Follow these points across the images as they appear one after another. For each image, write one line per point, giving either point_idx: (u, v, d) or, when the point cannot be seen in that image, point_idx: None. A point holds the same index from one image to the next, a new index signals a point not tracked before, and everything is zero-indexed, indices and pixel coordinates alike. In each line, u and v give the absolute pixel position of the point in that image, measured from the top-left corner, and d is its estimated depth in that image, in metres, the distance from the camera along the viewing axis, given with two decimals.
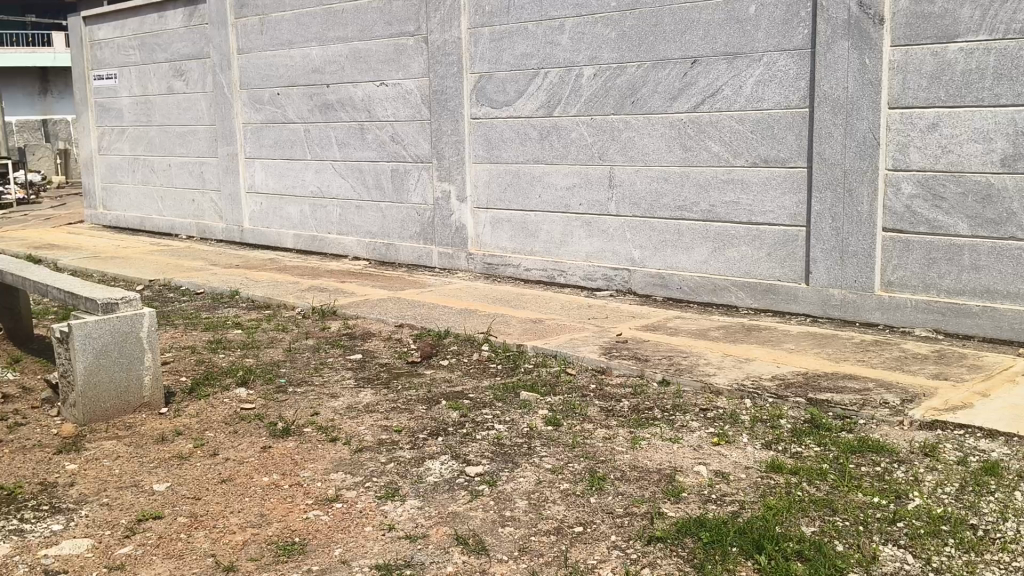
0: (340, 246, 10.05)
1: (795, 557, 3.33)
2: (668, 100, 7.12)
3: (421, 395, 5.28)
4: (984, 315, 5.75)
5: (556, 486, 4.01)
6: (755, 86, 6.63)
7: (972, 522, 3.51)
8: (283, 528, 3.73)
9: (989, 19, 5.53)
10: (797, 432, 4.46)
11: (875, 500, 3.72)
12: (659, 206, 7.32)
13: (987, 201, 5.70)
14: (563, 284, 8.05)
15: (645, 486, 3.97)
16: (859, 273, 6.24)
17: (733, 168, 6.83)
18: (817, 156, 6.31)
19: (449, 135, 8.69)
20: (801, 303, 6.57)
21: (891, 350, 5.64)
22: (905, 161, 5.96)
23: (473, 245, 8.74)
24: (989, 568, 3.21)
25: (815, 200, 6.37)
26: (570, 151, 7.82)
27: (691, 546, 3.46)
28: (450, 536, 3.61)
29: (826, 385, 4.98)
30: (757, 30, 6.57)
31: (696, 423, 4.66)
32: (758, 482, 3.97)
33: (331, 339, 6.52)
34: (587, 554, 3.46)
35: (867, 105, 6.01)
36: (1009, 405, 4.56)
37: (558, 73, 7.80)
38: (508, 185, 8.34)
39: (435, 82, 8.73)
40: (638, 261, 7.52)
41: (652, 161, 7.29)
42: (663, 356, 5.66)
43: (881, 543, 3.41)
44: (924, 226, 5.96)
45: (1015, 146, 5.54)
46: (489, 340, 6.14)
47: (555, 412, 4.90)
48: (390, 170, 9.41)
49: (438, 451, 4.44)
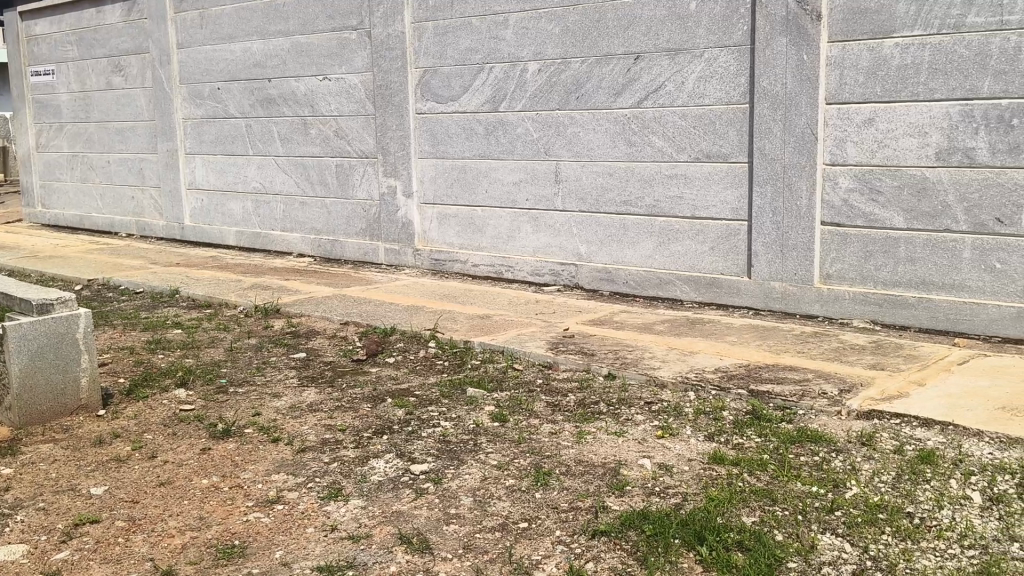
0: (285, 243, 9.94)
1: (736, 547, 3.38)
2: (612, 95, 7.15)
3: (365, 393, 5.25)
4: (920, 306, 5.87)
5: (502, 482, 4.02)
6: (697, 82, 6.68)
7: (908, 510, 3.59)
8: (223, 530, 3.68)
9: (924, 14, 5.62)
10: (739, 423, 4.52)
11: (814, 490, 3.79)
12: (604, 201, 7.36)
13: (922, 194, 5.80)
14: (510, 279, 8.07)
15: (589, 480, 3.99)
16: (799, 266, 6.34)
17: (676, 163, 6.88)
18: (758, 151, 6.39)
19: (394, 131, 8.64)
20: (744, 296, 6.66)
21: (830, 341, 5.74)
22: (842, 155, 6.06)
23: (420, 241, 8.71)
24: (925, 555, 3.29)
25: (756, 194, 6.45)
26: (516, 146, 7.83)
27: (634, 539, 3.49)
28: (394, 535, 3.60)
29: (768, 376, 5.06)
30: (698, 26, 6.63)
31: (641, 416, 4.71)
32: (701, 473, 4.02)
33: (274, 338, 6.46)
34: (531, 549, 3.47)
35: (806, 100, 6.10)
36: (944, 394, 4.66)
37: (503, 69, 7.80)
38: (454, 180, 8.32)
39: (380, 76, 8.67)
40: (585, 256, 7.56)
41: (598, 156, 7.32)
42: (608, 350, 5.69)
43: (819, 532, 3.48)
44: (862, 220, 6.07)
45: (950, 140, 5.64)
46: (435, 337, 6.13)
47: (502, 408, 4.91)
48: (335, 166, 9.32)
49: (383, 450, 4.42)
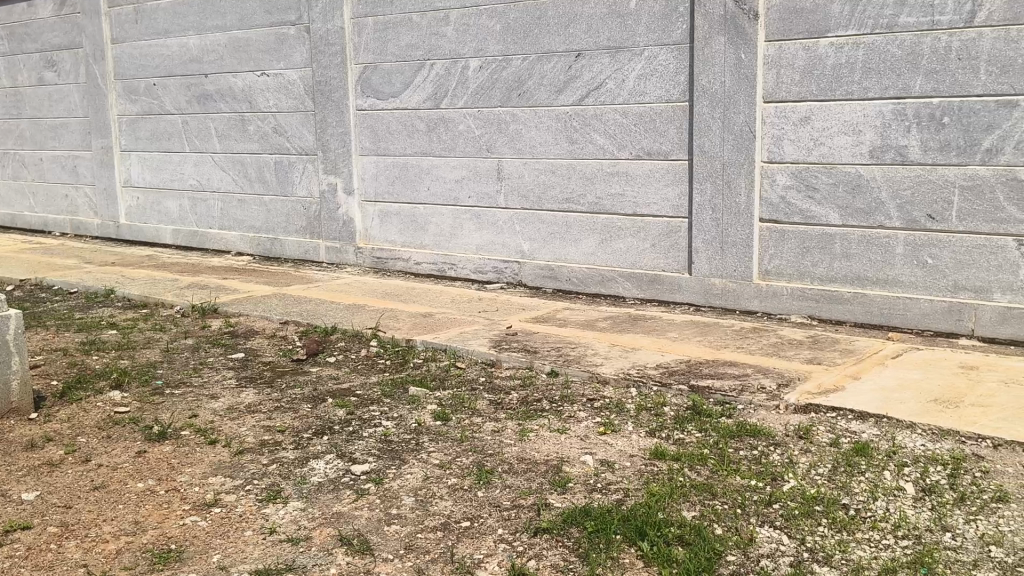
0: (224, 241, 9.78)
1: (677, 542, 3.41)
2: (553, 93, 7.17)
3: (305, 393, 5.18)
4: (855, 301, 5.99)
5: (444, 481, 4.00)
6: (637, 80, 6.73)
7: (844, 502, 3.65)
8: (159, 535, 3.60)
9: (858, 14, 5.72)
10: (680, 418, 4.56)
11: (752, 483, 3.84)
12: (546, 198, 7.37)
13: (857, 191, 5.91)
14: (453, 277, 8.04)
15: (532, 478, 3.99)
16: (738, 262, 6.42)
17: (618, 161, 6.92)
18: (697, 149, 6.45)
19: (334, 128, 8.56)
20: (684, 293, 6.73)
21: (768, 337, 5.82)
22: (780, 153, 6.15)
23: (361, 239, 8.64)
24: (860, 546, 3.35)
25: (696, 191, 6.51)
26: (458, 143, 7.81)
27: (576, 535, 3.50)
28: (334, 537, 3.55)
29: (708, 371, 5.11)
30: (638, 25, 6.67)
31: (583, 413, 4.72)
32: (643, 469, 4.05)
33: (212, 338, 6.34)
34: (473, 548, 3.46)
35: (743, 98, 6.18)
36: (878, 387, 4.76)
37: (444, 65, 7.77)
38: (396, 177, 8.27)
39: (319, 72, 8.57)
40: (528, 253, 7.56)
41: (539, 153, 7.33)
42: (551, 348, 5.70)
43: (757, 525, 3.52)
44: (799, 217, 6.16)
45: (883, 138, 5.75)
46: (377, 335, 6.08)
47: (444, 406, 4.89)
48: (274, 163, 9.19)
49: (323, 450, 4.37)
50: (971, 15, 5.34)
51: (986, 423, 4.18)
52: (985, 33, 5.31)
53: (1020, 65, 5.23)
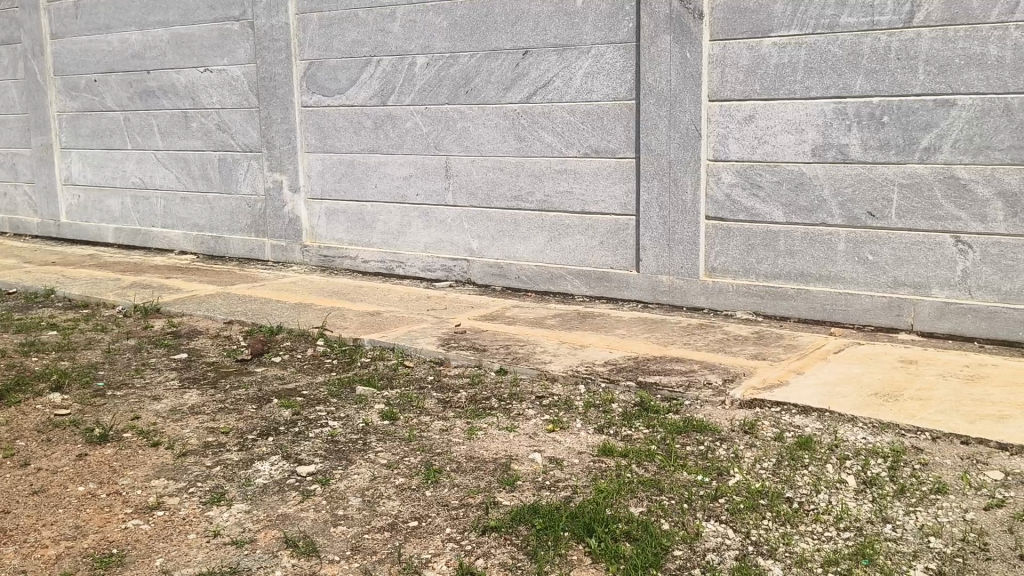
0: (167, 240, 9.60)
1: (624, 538, 3.42)
2: (501, 90, 7.16)
3: (250, 394, 5.11)
4: (799, 297, 6.07)
5: (391, 481, 3.97)
6: (584, 78, 6.75)
7: (788, 495, 3.70)
8: (100, 539, 3.52)
9: (800, 15, 5.80)
10: (627, 415, 4.59)
11: (699, 478, 3.88)
12: (494, 196, 7.36)
13: (800, 189, 5.99)
14: (401, 276, 8.00)
15: (480, 476, 3.98)
16: (685, 259, 6.48)
17: (565, 159, 6.93)
18: (644, 147, 6.49)
19: (279, 125, 8.46)
20: (632, 290, 6.76)
21: (714, 333, 5.89)
22: (725, 151, 6.22)
23: (308, 237, 8.55)
24: (803, 539, 3.40)
25: (643, 189, 6.55)
26: (405, 140, 7.76)
27: (525, 533, 3.50)
28: (279, 539, 3.51)
29: (655, 368, 5.15)
30: (585, 23, 6.69)
31: (531, 411, 4.72)
32: (591, 466, 4.06)
33: (155, 338, 6.23)
34: (421, 548, 3.44)
35: (689, 97, 6.23)
36: (821, 382, 4.83)
37: (391, 62, 7.73)
38: (343, 174, 8.20)
39: (264, 68, 8.46)
40: (477, 251, 7.54)
41: (487, 151, 7.32)
42: (499, 345, 5.69)
43: (704, 519, 3.56)
44: (744, 214, 6.23)
45: (825, 137, 5.84)
46: (324, 335, 6.02)
47: (392, 406, 4.86)
48: (218, 160, 9.05)
49: (268, 452, 4.31)
50: (910, 16, 5.43)
51: (925, 416, 4.27)
52: (923, 33, 5.41)
53: (957, 65, 5.33)
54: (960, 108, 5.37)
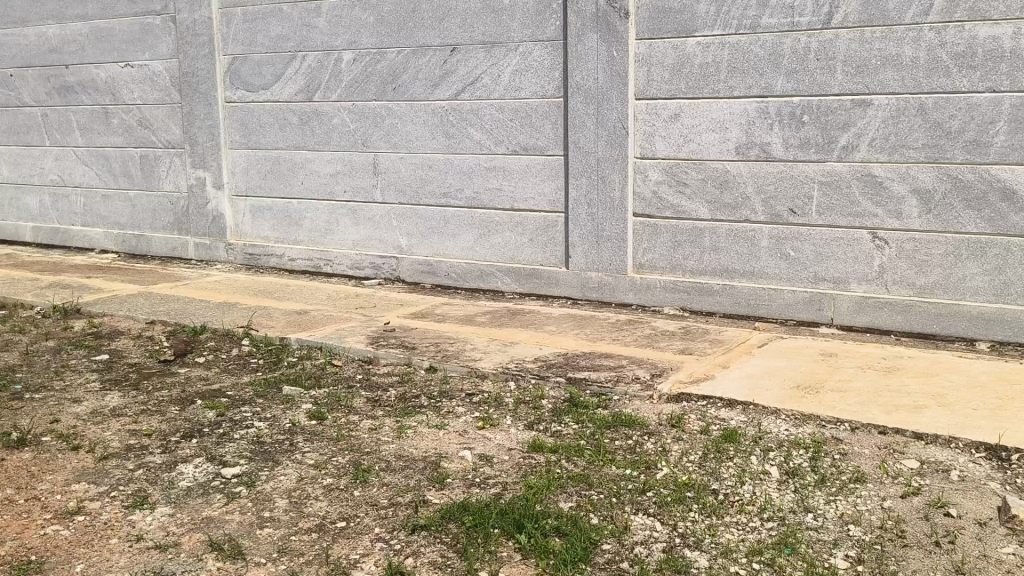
0: (87, 239, 9.33)
1: (554, 533, 3.44)
2: (429, 87, 7.13)
3: (174, 395, 5.00)
4: (724, 293, 6.18)
5: (319, 481, 3.92)
6: (512, 75, 6.76)
7: (714, 487, 3.77)
8: (17, 546, 3.41)
9: (723, 15, 5.90)
10: (557, 410, 4.61)
11: (627, 472, 3.92)
12: (423, 193, 7.32)
13: (724, 186, 6.09)
14: (329, 274, 7.90)
15: (409, 475, 3.96)
16: (613, 256, 6.53)
17: (494, 156, 6.94)
18: (572, 144, 6.53)
19: (202, 121, 8.29)
20: (561, 287, 6.80)
21: (643, 329, 5.95)
22: (651, 149, 6.29)
23: (233, 235, 8.40)
24: (729, 529, 3.46)
25: (571, 186, 6.59)
26: (332, 136, 7.68)
27: (454, 531, 3.49)
28: (204, 542, 3.44)
29: (584, 363, 5.19)
30: (512, 20, 6.70)
31: (461, 408, 4.71)
32: (521, 462, 4.07)
33: (75, 339, 6.05)
34: (349, 549, 3.40)
35: (616, 95, 6.29)
36: (746, 375, 4.93)
37: (317, 58, 7.64)
38: (268, 171, 8.07)
39: (186, 63, 8.28)
40: (406, 248, 7.49)
41: (416, 147, 7.28)
42: (429, 343, 5.66)
43: (632, 513, 3.59)
44: (670, 211, 6.31)
45: (748, 135, 5.95)
46: (249, 334, 5.92)
47: (319, 405, 4.80)
48: (139, 157, 8.82)
49: (193, 454, 4.22)
50: (828, 17, 5.57)
51: (844, 407, 4.38)
52: (841, 33, 5.55)
53: (873, 65, 5.48)
54: (876, 108, 5.52)
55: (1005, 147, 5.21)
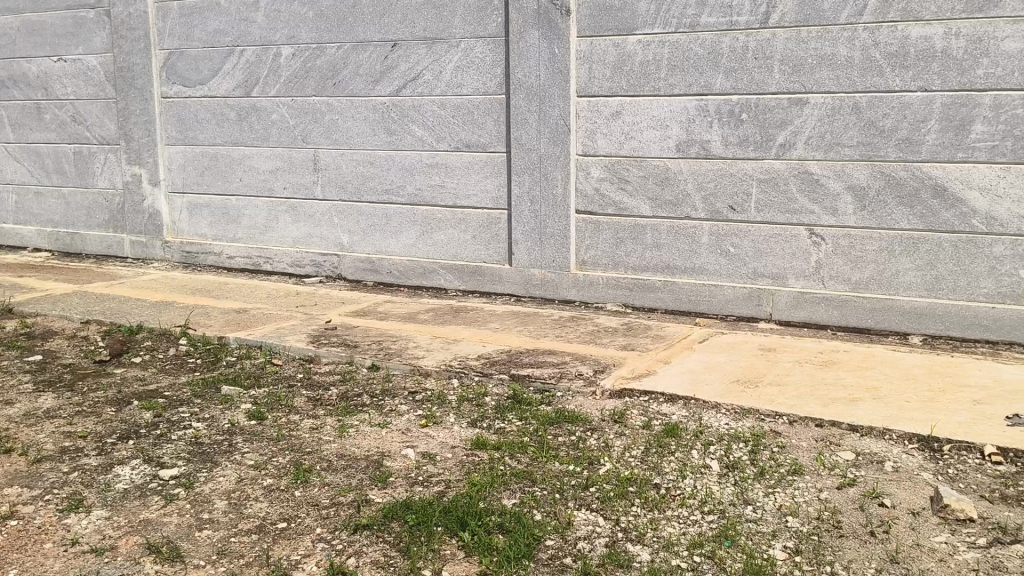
0: (18, 237, 9.07)
1: (498, 530, 3.43)
2: (370, 83, 7.07)
3: (110, 396, 4.88)
4: (666, 289, 6.24)
5: (259, 482, 3.86)
6: (454, 72, 6.74)
7: (655, 481, 3.80)
8: None
9: (663, 13, 5.95)
10: (500, 407, 4.61)
11: (570, 468, 3.93)
12: (365, 189, 7.26)
13: (665, 183, 6.15)
14: (269, 272, 7.80)
15: (351, 474, 3.92)
16: (556, 253, 6.55)
17: (436, 153, 6.91)
18: (515, 141, 6.53)
19: (138, 116, 8.12)
20: (505, 284, 6.80)
21: (585, 325, 5.98)
22: (593, 146, 6.32)
23: (170, 233, 8.25)
24: (670, 523, 3.49)
25: (514, 183, 6.59)
26: (271, 132, 7.57)
27: (397, 530, 3.46)
28: (141, 545, 3.36)
29: (527, 360, 5.19)
30: (453, 16, 6.68)
31: (404, 407, 4.68)
32: (464, 459, 4.06)
33: (7, 340, 5.87)
34: (290, 550, 3.35)
35: (558, 92, 6.31)
36: (687, 370, 4.98)
37: (255, 52, 7.53)
38: (206, 167, 7.93)
39: (121, 57, 8.10)
40: (347, 246, 7.42)
41: (356, 144, 7.21)
42: (371, 341, 5.62)
43: (575, 508, 3.61)
44: (612, 208, 6.35)
45: (688, 133, 6.01)
46: (187, 334, 5.81)
47: (259, 405, 4.73)
48: (72, 153, 8.60)
49: (129, 456, 4.12)
50: (766, 16, 5.66)
51: (782, 401, 4.45)
52: (777, 33, 5.64)
53: (809, 65, 5.58)
54: (812, 106, 5.62)
55: (936, 145, 5.33)
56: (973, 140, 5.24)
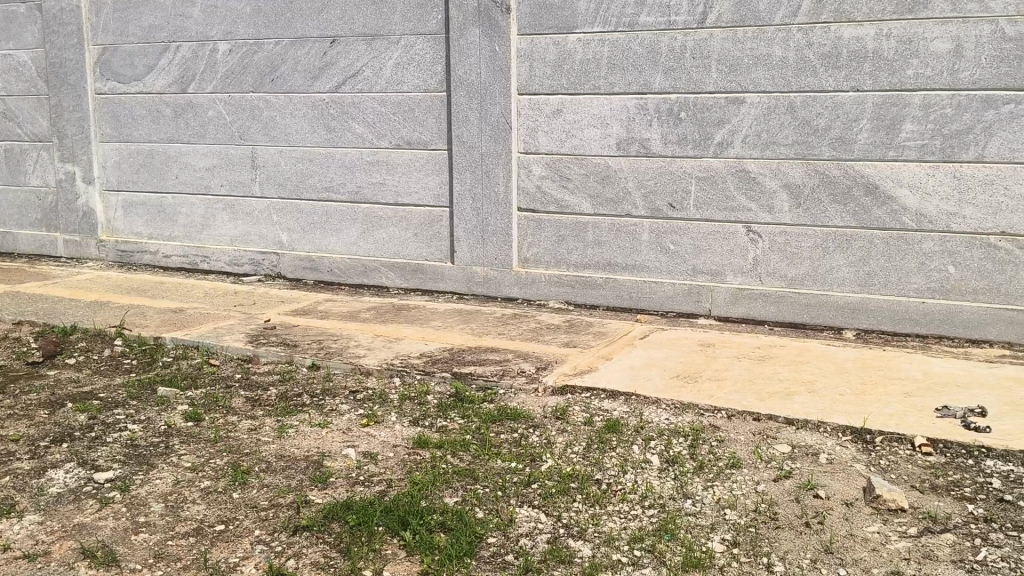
0: None
1: (439, 528, 3.43)
2: (309, 79, 7.00)
3: (42, 398, 4.76)
4: (607, 286, 6.29)
5: (196, 484, 3.80)
6: (394, 69, 6.70)
7: (597, 477, 3.83)
8: None
9: (602, 12, 5.98)
10: (442, 406, 4.59)
11: (512, 465, 3.94)
12: (304, 187, 7.18)
13: (606, 181, 6.19)
14: (207, 271, 7.67)
15: (291, 475, 3.88)
16: (498, 250, 6.55)
17: (377, 150, 6.86)
18: (456, 138, 6.52)
19: (71, 113, 7.93)
20: (447, 282, 6.79)
21: (528, 322, 6.00)
22: (534, 144, 6.34)
23: (104, 232, 8.07)
24: (611, 518, 3.52)
25: (455, 181, 6.58)
26: (208, 129, 7.45)
27: (337, 530, 3.43)
28: (76, 550, 3.29)
29: (470, 358, 5.18)
30: (393, 13, 6.64)
31: (344, 406, 4.64)
32: (405, 458, 4.04)
33: None
34: (229, 552, 3.31)
35: (499, 90, 6.32)
36: (628, 366, 5.02)
37: (191, 48, 7.40)
38: (142, 165, 7.77)
39: (53, 53, 7.90)
40: (287, 244, 7.34)
41: (295, 141, 7.13)
42: (311, 341, 5.56)
43: (517, 505, 3.62)
44: (554, 206, 6.37)
45: (628, 131, 6.06)
46: (123, 334, 5.69)
47: (197, 406, 4.65)
48: (2, 150, 8.36)
49: (63, 459, 4.03)
50: (703, 17, 5.73)
51: (721, 396, 4.52)
52: (715, 33, 5.71)
53: (746, 65, 5.66)
54: (748, 106, 5.71)
55: (868, 144, 5.46)
56: (903, 139, 5.37)
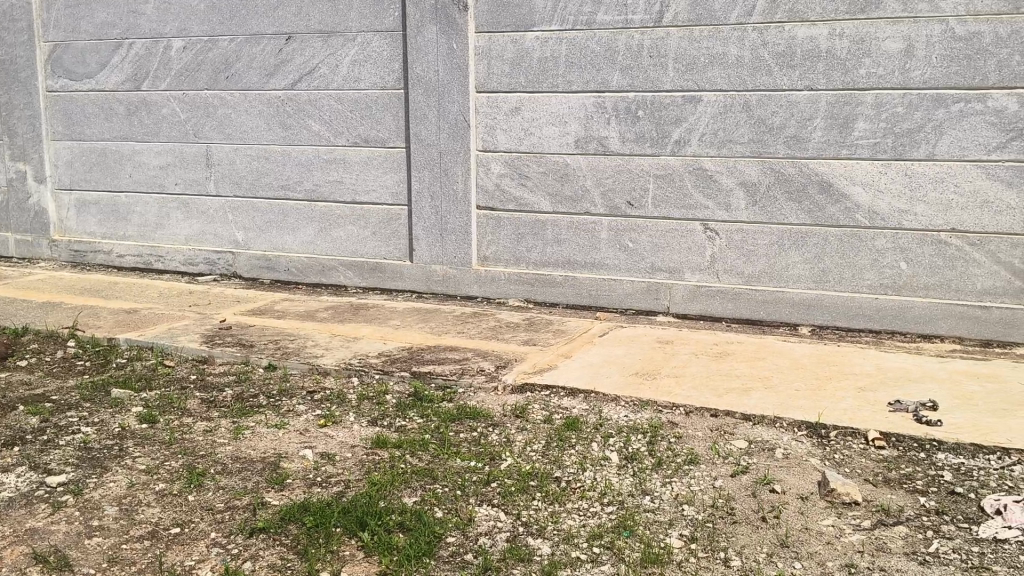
0: None
1: (398, 528, 3.41)
2: (265, 76, 6.93)
3: None
4: (567, 284, 6.30)
5: (150, 487, 3.74)
6: (351, 66, 6.66)
7: (556, 475, 3.84)
8: None
9: (560, 11, 5.99)
10: (401, 406, 4.57)
11: (471, 464, 3.93)
12: (261, 185, 7.11)
13: (565, 179, 6.20)
14: (162, 270, 7.57)
15: (247, 477, 3.84)
16: (458, 249, 6.54)
17: (334, 148, 6.81)
18: (414, 137, 6.49)
19: (22, 110, 7.78)
20: (406, 281, 6.76)
21: (487, 320, 6.00)
22: (493, 142, 6.33)
23: (56, 231, 7.93)
24: (570, 515, 3.53)
25: (414, 179, 6.55)
26: (162, 127, 7.34)
27: (295, 532, 3.40)
28: (26, 555, 3.23)
29: (429, 357, 5.17)
30: (349, 10, 6.59)
31: (302, 407, 4.60)
32: (364, 459, 4.02)
33: None
34: (184, 555, 3.27)
35: (457, 88, 6.30)
36: (587, 364, 5.04)
37: (144, 45, 7.29)
38: (94, 163, 7.65)
39: (3, 50, 7.75)
40: (243, 243, 7.26)
41: (251, 139, 7.06)
42: (268, 341, 5.50)
43: (476, 504, 3.61)
44: (513, 204, 6.37)
45: (587, 129, 6.08)
46: (75, 335, 5.60)
47: (151, 408, 4.58)
48: None
49: (13, 463, 3.94)
50: (659, 15, 5.76)
51: (679, 393, 4.55)
52: (671, 32, 5.74)
53: (702, 64, 5.71)
54: (705, 104, 5.75)
55: (822, 142, 5.53)
56: (856, 137, 5.45)
